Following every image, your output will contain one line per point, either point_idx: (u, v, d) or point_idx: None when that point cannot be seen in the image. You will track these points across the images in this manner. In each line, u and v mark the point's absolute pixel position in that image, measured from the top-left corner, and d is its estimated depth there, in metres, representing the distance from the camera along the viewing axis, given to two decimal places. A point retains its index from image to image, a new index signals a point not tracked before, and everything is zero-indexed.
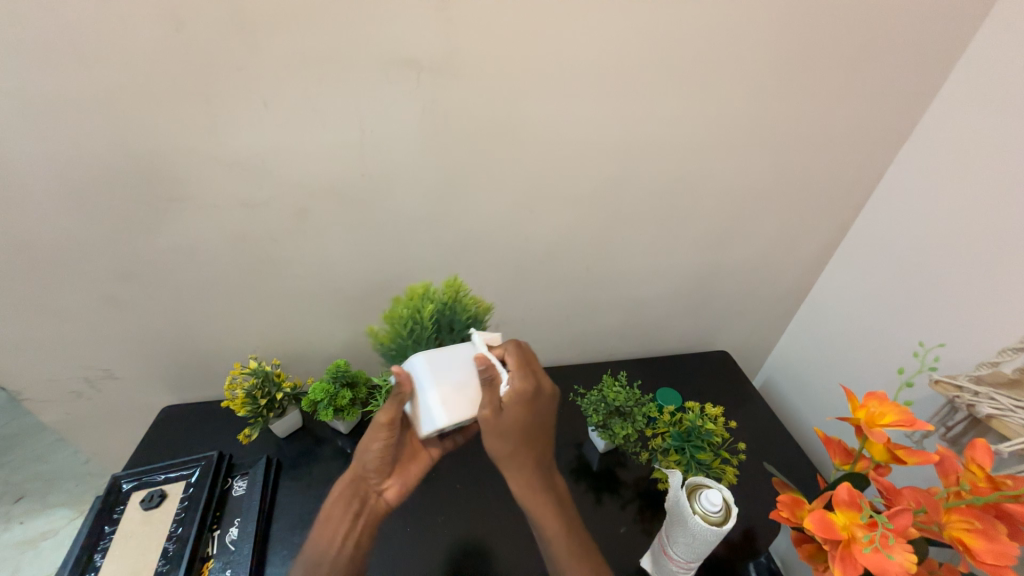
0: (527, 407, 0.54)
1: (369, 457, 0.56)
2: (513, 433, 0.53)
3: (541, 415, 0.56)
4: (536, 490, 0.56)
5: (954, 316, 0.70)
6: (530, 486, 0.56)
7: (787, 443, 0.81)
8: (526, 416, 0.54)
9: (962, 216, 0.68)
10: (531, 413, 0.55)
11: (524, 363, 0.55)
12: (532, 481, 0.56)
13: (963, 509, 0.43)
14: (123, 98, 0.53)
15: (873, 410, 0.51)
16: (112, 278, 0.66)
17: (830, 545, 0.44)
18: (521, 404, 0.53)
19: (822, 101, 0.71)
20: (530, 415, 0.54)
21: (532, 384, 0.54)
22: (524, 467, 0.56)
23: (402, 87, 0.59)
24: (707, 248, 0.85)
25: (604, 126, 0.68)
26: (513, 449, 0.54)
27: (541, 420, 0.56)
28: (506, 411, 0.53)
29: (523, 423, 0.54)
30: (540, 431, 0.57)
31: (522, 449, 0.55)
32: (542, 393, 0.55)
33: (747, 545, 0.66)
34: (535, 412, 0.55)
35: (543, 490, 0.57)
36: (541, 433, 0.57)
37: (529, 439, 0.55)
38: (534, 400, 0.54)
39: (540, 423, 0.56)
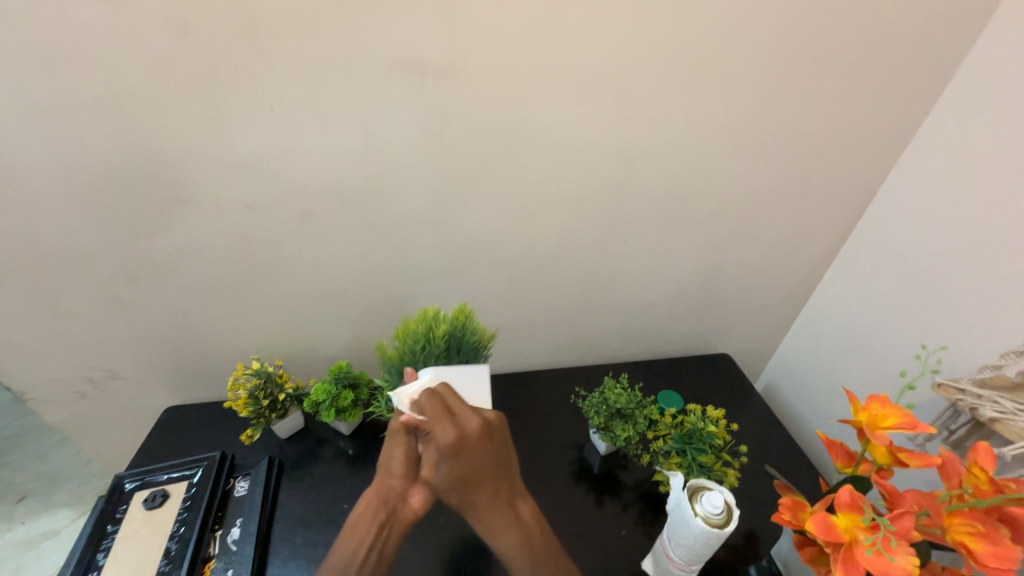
0: (458, 457, 0.50)
1: (393, 462, 0.56)
2: (452, 482, 0.50)
3: (476, 458, 0.51)
4: (505, 530, 0.52)
5: (957, 317, 0.69)
6: (497, 528, 0.52)
7: (789, 446, 0.81)
8: (460, 465, 0.50)
9: (967, 216, 0.68)
10: (483, 454, 0.51)
11: (452, 407, 0.52)
12: (502, 525, 0.52)
13: (965, 512, 0.43)
14: (127, 99, 0.53)
15: (875, 413, 0.51)
16: (115, 279, 0.66)
17: (832, 548, 0.44)
18: (446, 458, 0.50)
19: (828, 101, 0.70)
20: (465, 459, 0.50)
21: (456, 429, 0.51)
22: (479, 513, 0.52)
23: (405, 89, 0.58)
24: (711, 250, 0.85)
25: (609, 127, 0.67)
26: (463, 498, 0.51)
27: (483, 461, 0.51)
28: (456, 455, 0.50)
29: (459, 472, 0.50)
30: (489, 471, 0.52)
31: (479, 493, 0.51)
32: (469, 436, 0.51)
33: (748, 548, 0.66)
34: (472, 458, 0.51)
35: (509, 530, 0.52)
36: (491, 473, 0.52)
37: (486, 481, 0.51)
38: (461, 448, 0.50)
39: (485, 466, 0.52)
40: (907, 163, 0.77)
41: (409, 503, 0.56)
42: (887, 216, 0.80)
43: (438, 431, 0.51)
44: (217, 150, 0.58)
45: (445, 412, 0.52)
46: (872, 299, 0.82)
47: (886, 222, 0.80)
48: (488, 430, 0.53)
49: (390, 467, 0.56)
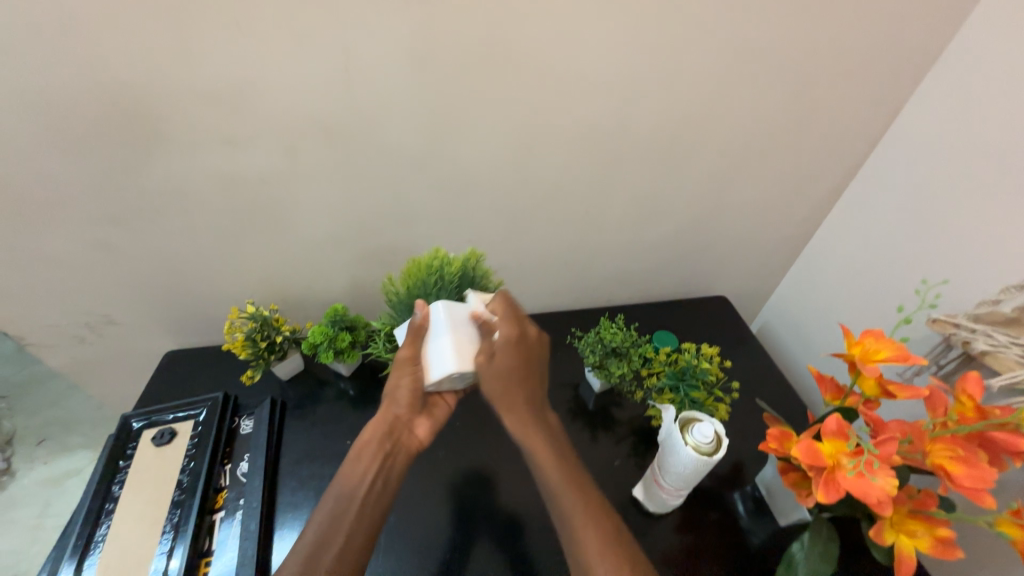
0: (513, 349, 0.56)
1: (400, 391, 0.58)
2: (503, 372, 0.55)
3: (525, 360, 0.57)
4: (535, 431, 0.55)
5: (963, 254, 0.67)
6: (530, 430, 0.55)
7: (780, 383, 0.83)
8: (518, 360, 0.56)
9: (986, 149, 0.64)
10: (518, 356, 0.56)
11: (510, 313, 0.58)
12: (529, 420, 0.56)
13: (947, 438, 0.44)
14: (77, 17, 0.47)
15: (868, 346, 0.51)
16: (94, 222, 0.63)
17: (815, 472, 0.46)
18: (512, 341, 0.56)
19: (853, 18, 0.64)
20: (522, 353, 0.57)
21: (516, 329, 0.57)
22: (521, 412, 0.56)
23: (387, 4, 0.53)
24: (714, 189, 0.82)
25: (612, 50, 0.61)
26: (505, 395, 0.55)
27: (529, 364, 0.57)
28: (498, 353, 0.55)
29: (510, 364, 0.55)
30: (529, 373, 0.57)
31: (516, 385, 0.55)
32: (527, 337, 0.57)
33: (734, 476, 0.70)
34: (523, 357, 0.57)
35: (544, 435, 0.55)
36: (534, 377, 0.58)
37: (523, 376, 0.56)
38: (518, 342, 0.56)
39: (532, 365, 0.58)
40: (928, 90, 0.71)
41: (414, 434, 0.59)
42: (899, 150, 0.76)
43: (504, 323, 0.57)
44: (184, 78, 0.53)
45: (517, 313, 0.58)
46: (875, 240, 0.80)
47: (898, 156, 0.76)
48: (539, 340, 0.60)
49: (396, 396, 0.58)
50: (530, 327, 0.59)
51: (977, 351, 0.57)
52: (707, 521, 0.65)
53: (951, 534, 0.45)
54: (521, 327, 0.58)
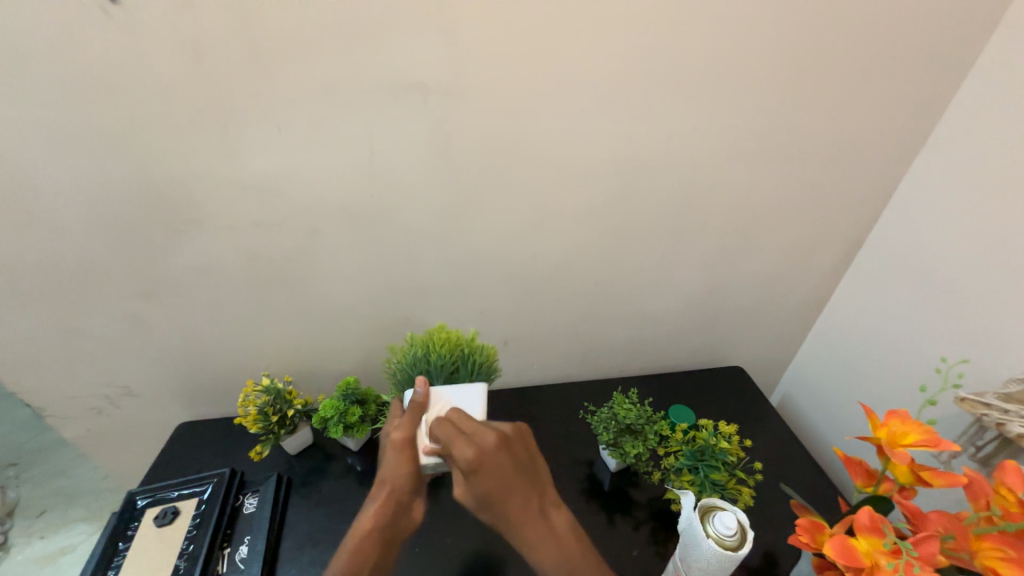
0: (482, 473, 0.52)
1: (397, 477, 0.56)
2: (481, 498, 0.52)
3: (495, 472, 0.52)
4: (548, 538, 0.52)
5: (985, 328, 0.66)
6: (532, 538, 0.52)
7: (807, 462, 0.78)
8: (489, 477, 0.52)
9: (989, 223, 0.66)
10: (492, 474, 0.52)
11: (455, 437, 0.53)
12: (542, 534, 0.52)
13: (995, 536, 0.40)
14: (144, 127, 0.55)
15: (895, 429, 0.49)
16: (131, 298, 0.67)
17: (853, 574, 0.42)
18: (471, 474, 0.52)
19: (834, 109, 0.70)
20: (493, 467, 0.52)
21: (474, 450, 0.52)
22: (516, 521, 0.52)
23: (411, 109, 0.60)
24: (720, 261, 0.84)
25: (612, 141, 0.67)
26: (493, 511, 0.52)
27: (504, 472, 0.53)
28: (471, 480, 0.52)
29: (485, 487, 0.52)
30: (512, 482, 0.53)
31: (503, 507, 0.52)
32: (488, 451, 0.53)
33: (767, 570, 0.64)
34: (493, 472, 0.52)
35: (538, 533, 0.52)
36: (520, 484, 0.53)
37: (502, 491, 0.52)
38: (482, 463, 0.52)
39: (509, 475, 0.53)
40: (920, 169, 0.75)
41: (411, 515, 0.58)
42: (901, 223, 0.78)
43: (459, 450, 0.52)
44: (229, 172, 0.60)
45: (459, 434, 0.54)
46: (890, 311, 0.79)
47: (902, 230, 0.78)
48: (503, 441, 0.55)
49: (386, 479, 0.57)
50: (487, 434, 0.54)
51: (1014, 435, 0.54)
52: None
53: None
54: (477, 442, 0.53)
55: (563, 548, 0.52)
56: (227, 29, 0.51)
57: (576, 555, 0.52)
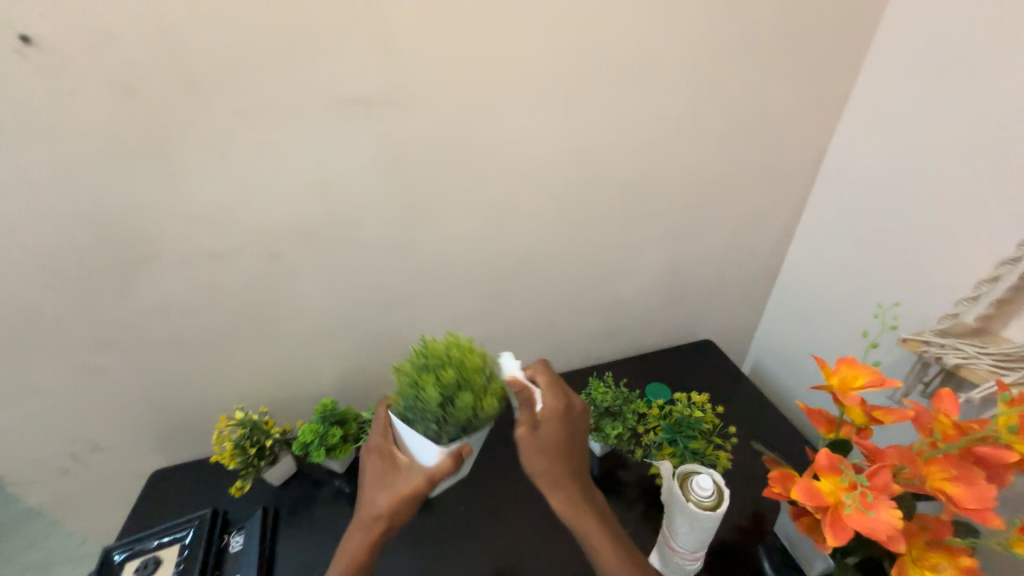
0: (559, 424, 0.52)
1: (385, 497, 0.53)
2: (544, 449, 0.51)
3: (568, 434, 0.53)
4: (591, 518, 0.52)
5: (918, 273, 0.71)
6: (577, 511, 0.52)
7: (781, 421, 0.82)
8: (562, 434, 0.52)
9: (908, 176, 0.71)
10: (564, 434, 0.52)
11: (546, 387, 0.54)
12: (581, 512, 0.52)
13: (940, 459, 0.44)
14: (79, 168, 0.54)
15: (844, 375, 0.52)
16: (87, 346, 0.65)
17: (820, 513, 0.44)
18: (552, 424, 0.52)
19: (759, 85, 0.74)
20: (568, 433, 0.53)
21: (562, 402, 0.53)
22: (567, 496, 0.52)
23: (355, 124, 0.60)
24: (676, 240, 0.87)
25: (557, 135, 0.69)
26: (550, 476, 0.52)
27: (568, 439, 0.53)
28: (542, 429, 0.52)
29: (553, 438, 0.51)
30: (575, 449, 0.53)
31: (559, 472, 0.52)
32: (573, 411, 0.54)
33: (756, 529, 0.67)
34: (566, 431, 0.52)
35: (588, 511, 0.52)
36: (581, 452, 0.54)
37: (563, 454, 0.52)
38: (557, 421, 0.52)
39: (578, 439, 0.54)
40: (844, 133, 0.81)
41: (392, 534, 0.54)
42: (834, 186, 0.84)
43: (543, 399, 0.52)
44: (176, 205, 0.59)
45: (553, 388, 0.54)
46: (836, 268, 0.85)
47: (836, 191, 0.83)
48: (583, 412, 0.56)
49: (380, 506, 0.53)
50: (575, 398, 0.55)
51: (952, 366, 0.59)
52: None
53: (974, 564, 0.43)
54: (567, 398, 0.54)
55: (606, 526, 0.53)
56: (159, 63, 0.51)
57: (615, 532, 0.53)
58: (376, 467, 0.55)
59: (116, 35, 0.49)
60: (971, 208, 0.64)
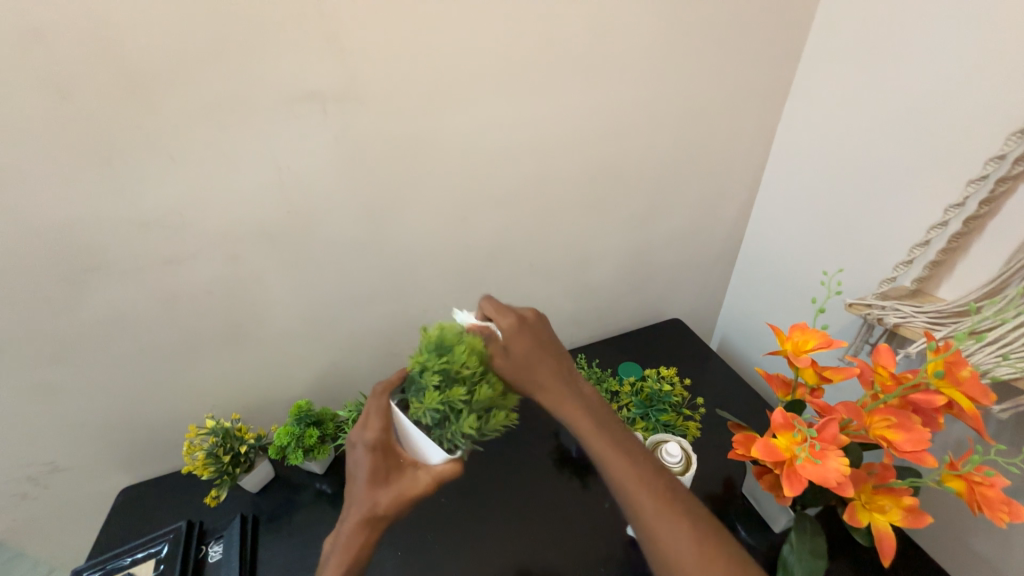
0: (523, 333, 0.54)
1: (379, 497, 0.48)
2: (523, 357, 0.52)
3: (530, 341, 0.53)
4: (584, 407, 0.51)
5: (860, 243, 0.77)
6: (562, 399, 0.51)
7: (746, 390, 0.86)
8: (530, 340, 0.54)
9: (851, 152, 0.76)
10: (531, 339, 0.54)
11: (496, 310, 0.56)
12: (575, 401, 0.51)
13: (881, 408, 0.47)
14: (14, 174, 0.51)
15: (797, 339, 0.56)
16: (37, 363, 0.62)
17: (778, 468, 0.47)
18: (512, 339, 0.53)
19: (709, 69, 0.77)
20: (532, 336, 0.54)
21: (515, 316, 0.55)
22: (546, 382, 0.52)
23: (310, 120, 0.59)
24: (639, 223, 0.90)
25: (516, 124, 0.70)
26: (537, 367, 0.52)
27: (538, 343, 0.54)
28: (511, 344, 0.53)
29: (526, 346, 0.53)
30: (550, 350, 0.54)
31: (542, 370, 0.52)
32: (528, 320, 0.56)
33: (726, 492, 0.70)
34: (531, 337, 0.54)
35: (574, 399, 0.51)
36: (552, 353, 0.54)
37: (540, 356, 0.53)
38: (523, 325, 0.55)
39: (546, 341, 0.55)
40: (791, 114, 0.85)
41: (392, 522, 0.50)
42: (785, 165, 0.88)
43: (501, 320, 0.55)
44: (126, 210, 0.57)
45: (499, 309, 0.56)
46: (790, 242, 0.89)
47: (785, 170, 0.88)
48: (539, 318, 0.57)
49: (380, 504, 0.48)
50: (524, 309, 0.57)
51: (892, 326, 0.64)
52: None
53: (914, 502, 0.47)
54: (517, 313, 0.56)
55: (598, 417, 0.51)
56: (97, 61, 0.49)
57: (612, 426, 0.50)
58: (366, 461, 0.49)
59: (50, 31, 0.46)
60: (906, 178, 0.69)
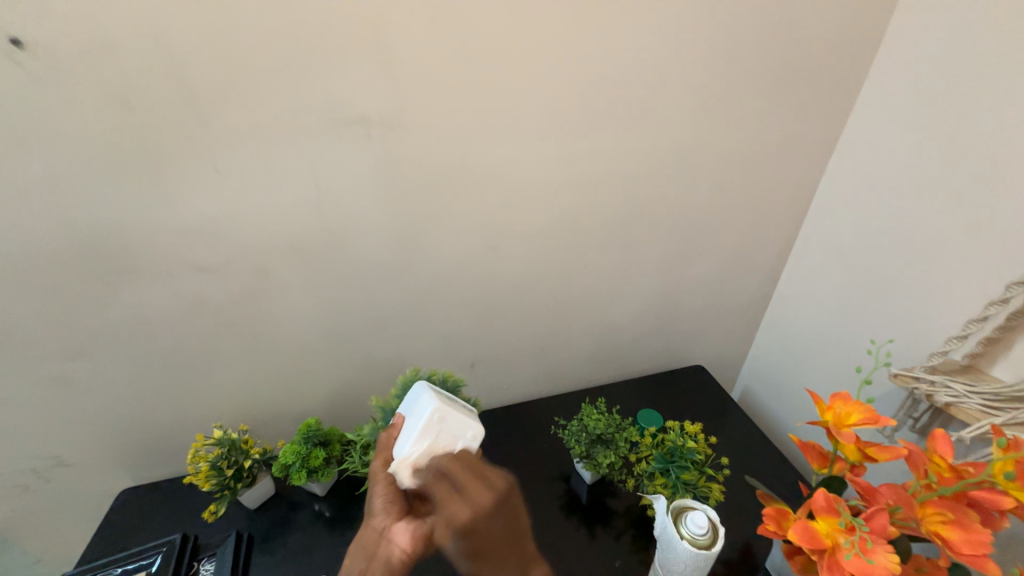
0: (469, 534, 0.50)
1: (375, 502, 0.55)
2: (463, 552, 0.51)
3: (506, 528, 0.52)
4: None
5: (911, 309, 0.72)
6: None
7: (771, 452, 0.82)
8: (473, 542, 0.50)
9: (900, 215, 0.73)
10: (479, 538, 0.51)
11: (468, 480, 0.51)
12: None
13: (935, 501, 0.43)
14: (66, 174, 0.52)
15: (839, 411, 0.52)
16: (61, 358, 0.62)
17: (816, 555, 0.44)
18: (459, 531, 0.50)
19: (756, 119, 0.76)
20: (491, 531, 0.51)
21: (472, 507, 0.50)
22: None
23: (355, 143, 0.60)
24: (670, 266, 0.87)
25: (556, 160, 0.70)
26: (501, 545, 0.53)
27: (496, 532, 0.51)
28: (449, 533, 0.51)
29: (472, 545, 0.50)
30: (499, 548, 0.51)
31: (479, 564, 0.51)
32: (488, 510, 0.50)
33: (746, 563, 0.65)
34: (481, 536, 0.51)
35: None
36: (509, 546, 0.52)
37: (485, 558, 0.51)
38: (472, 526, 0.50)
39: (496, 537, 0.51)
40: (835, 169, 0.83)
41: (392, 543, 0.53)
42: (826, 220, 0.85)
43: (454, 509, 0.50)
44: (166, 215, 0.57)
45: (464, 482, 0.51)
46: (829, 299, 0.86)
47: (826, 225, 0.85)
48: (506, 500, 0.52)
49: (374, 503, 0.55)
50: (492, 485, 0.52)
51: (942, 405, 0.60)
52: None
53: None
54: (475, 497, 0.50)
55: None
56: (158, 73, 0.50)
57: None
58: (390, 493, 0.55)
59: (118, 43, 0.47)
60: (961, 250, 0.65)
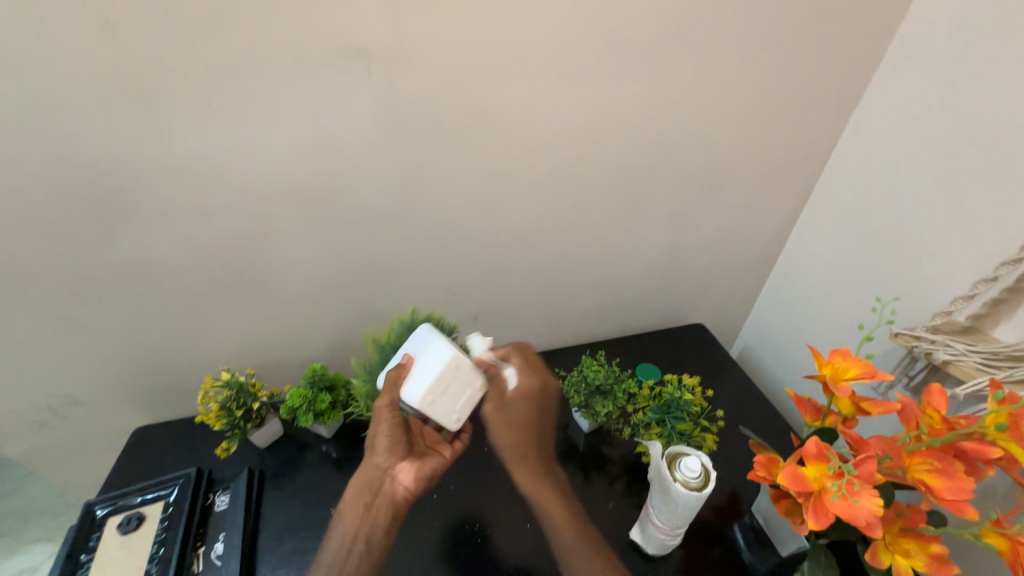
0: (529, 403, 0.63)
1: (377, 438, 0.57)
2: (513, 423, 0.62)
3: (539, 413, 0.65)
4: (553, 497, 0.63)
5: (919, 270, 0.71)
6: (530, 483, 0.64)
7: (765, 408, 0.83)
8: (530, 412, 0.63)
9: (919, 172, 0.70)
10: (535, 409, 0.64)
11: (527, 364, 0.64)
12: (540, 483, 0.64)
13: (924, 451, 0.45)
14: (54, 107, 0.50)
15: (838, 365, 0.52)
16: (67, 299, 0.62)
17: (803, 497, 0.46)
18: (518, 403, 0.62)
19: (780, 65, 0.71)
20: (538, 409, 0.65)
21: (534, 382, 0.63)
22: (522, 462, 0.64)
23: (354, 80, 0.57)
24: (677, 222, 0.86)
25: (565, 106, 0.66)
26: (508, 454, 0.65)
27: (530, 419, 0.63)
28: (511, 405, 0.62)
29: (524, 416, 0.63)
30: (529, 428, 0.64)
31: (524, 444, 0.64)
32: (543, 391, 0.65)
33: (732, 507, 0.69)
34: (534, 408, 0.64)
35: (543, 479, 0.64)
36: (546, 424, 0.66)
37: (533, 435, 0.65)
38: (531, 398, 0.63)
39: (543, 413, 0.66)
40: (857, 122, 0.79)
41: (395, 481, 0.58)
42: (841, 177, 0.82)
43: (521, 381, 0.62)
44: (161, 154, 0.55)
45: (523, 366, 0.64)
46: (836, 259, 0.84)
47: (841, 182, 0.83)
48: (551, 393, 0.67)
49: (376, 440, 0.57)
50: (546, 376, 0.66)
51: (940, 362, 0.61)
52: (711, 559, 0.63)
53: (943, 551, 0.45)
54: (538, 376, 0.64)
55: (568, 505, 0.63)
56: None
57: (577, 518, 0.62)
58: (393, 433, 0.57)
59: None
60: (980, 211, 0.63)
